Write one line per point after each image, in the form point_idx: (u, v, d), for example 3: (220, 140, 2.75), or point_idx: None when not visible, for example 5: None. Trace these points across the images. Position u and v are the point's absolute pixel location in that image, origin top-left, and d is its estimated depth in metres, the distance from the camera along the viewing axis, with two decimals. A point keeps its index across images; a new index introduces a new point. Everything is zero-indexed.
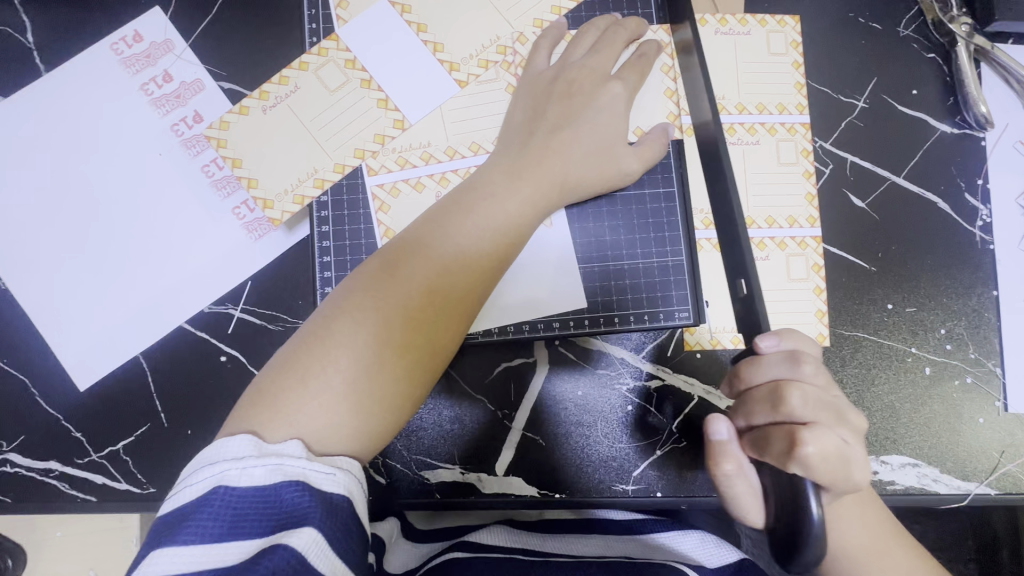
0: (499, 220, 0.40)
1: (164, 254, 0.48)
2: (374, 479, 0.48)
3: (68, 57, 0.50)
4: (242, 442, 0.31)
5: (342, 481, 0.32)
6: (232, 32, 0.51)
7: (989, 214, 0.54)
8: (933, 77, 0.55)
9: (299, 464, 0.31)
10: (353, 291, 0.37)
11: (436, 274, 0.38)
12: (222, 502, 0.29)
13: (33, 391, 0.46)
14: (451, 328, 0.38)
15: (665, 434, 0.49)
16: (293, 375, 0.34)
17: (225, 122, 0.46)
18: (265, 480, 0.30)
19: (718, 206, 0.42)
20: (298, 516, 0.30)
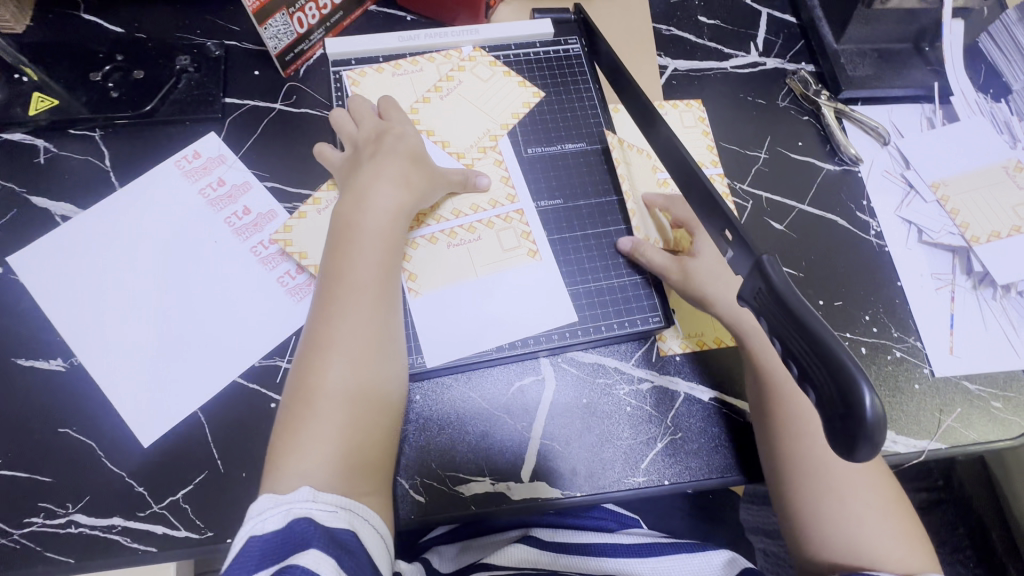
0: (374, 247, 0.50)
1: (217, 321, 0.56)
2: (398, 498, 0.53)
3: (138, 174, 0.62)
4: (262, 502, 0.40)
5: (343, 517, 0.41)
6: (274, 145, 0.65)
7: (878, 226, 0.69)
8: (812, 133, 0.73)
9: (305, 505, 0.40)
10: (298, 364, 0.46)
11: (344, 310, 0.47)
12: (251, 546, 0.38)
13: (100, 452, 0.51)
14: (379, 342, 0.47)
15: (661, 428, 0.57)
16: (292, 445, 0.43)
17: (289, 226, 0.60)
18: (279, 525, 0.39)
19: (676, 170, 0.49)
20: (308, 539, 0.38)
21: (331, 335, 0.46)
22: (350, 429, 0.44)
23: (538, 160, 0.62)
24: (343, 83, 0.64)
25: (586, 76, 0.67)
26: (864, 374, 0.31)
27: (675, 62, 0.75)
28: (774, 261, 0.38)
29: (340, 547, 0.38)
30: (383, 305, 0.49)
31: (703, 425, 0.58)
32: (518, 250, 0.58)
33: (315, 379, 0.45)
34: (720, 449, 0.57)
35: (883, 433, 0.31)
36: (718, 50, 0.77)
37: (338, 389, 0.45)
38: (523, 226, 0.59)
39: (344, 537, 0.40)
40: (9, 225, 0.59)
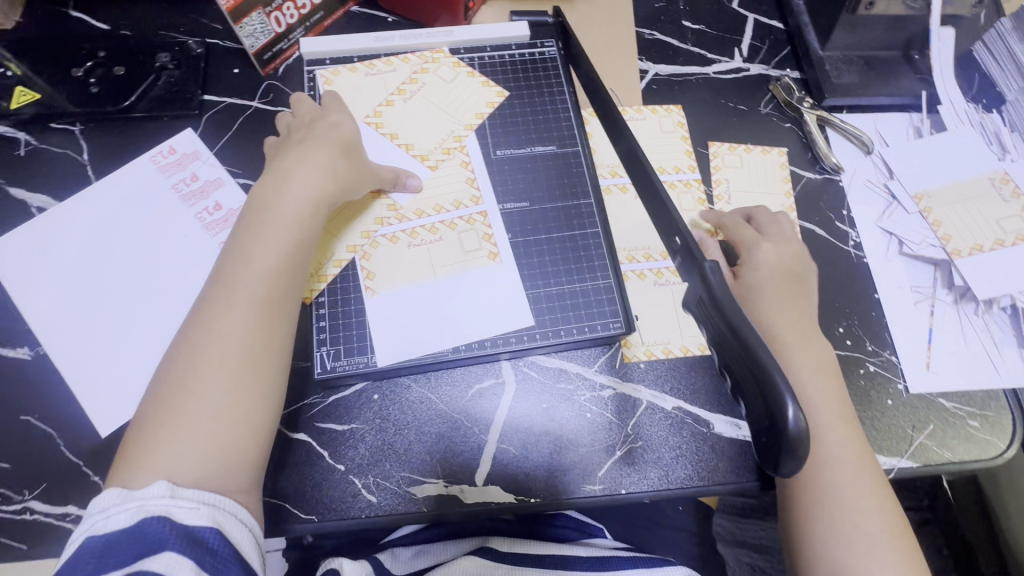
0: (280, 243, 0.49)
1: (180, 314, 0.57)
2: (298, 497, 0.52)
3: (115, 168, 0.64)
4: (109, 496, 0.40)
5: (205, 514, 0.40)
6: (248, 143, 0.65)
7: (857, 236, 0.67)
8: (794, 140, 0.72)
9: (160, 502, 0.39)
10: (180, 347, 0.45)
11: (236, 304, 0.46)
12: (95, 545, 0.37)
13: (59, 440, 0.52)
14: (267, 340, 0.46)
15: (621, 436, 0.56)
16: (159, 432, 0.42)
17: None
18: (129, 523, 0.38)
19: (634, 173, 0.49)
20: (159, 541, 0.37)
21: (216, 328, 0.45)
22: (221, 426, 0.43)
23: (507, 162, 0.62)
24: (316, 82, 0.64)
25: (561, 79, 0.67)
26: (791, 386, 0.30)
27: (656, 66, 0.75)
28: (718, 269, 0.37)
29: (196, 547, 0.38)
30: (280, 304, 0.48)
31: (663, 435, 0.57)
32: (479, 251, 0.58)
33: (191, 371, 0.44)
34: (680, 459, 0.56)
35: (806, 448, 0.30)
36: (702, 55, 0.76)
37: (216, 385, 0.44)
38: (486, 227, 0.59)
39: (204, 535, 0.39)
40: None
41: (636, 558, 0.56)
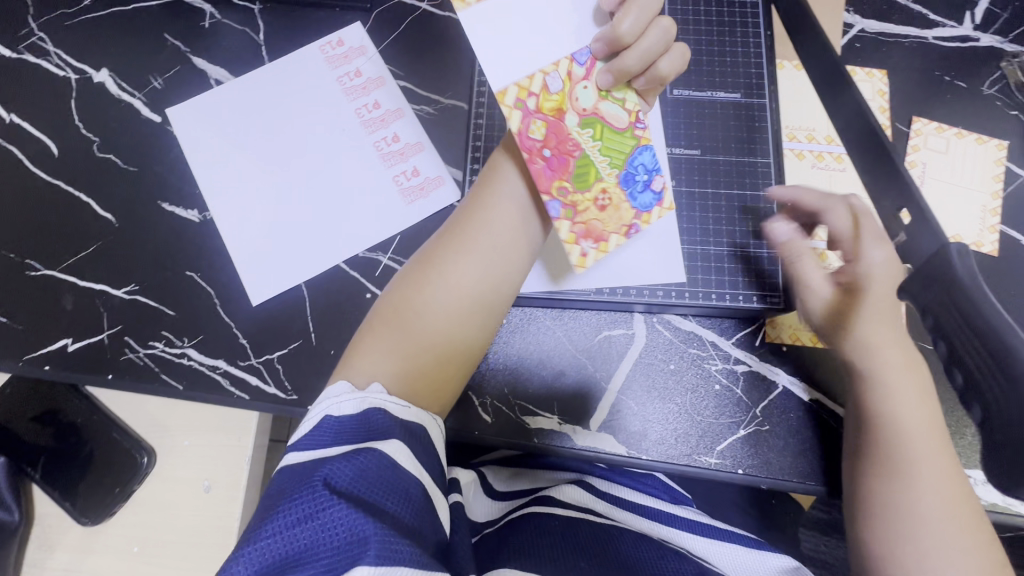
0: (507, 220, 0.48)
1: (334, 205, 0.59)
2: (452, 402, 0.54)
3: (286, 52, 0.65)
4: (342, 386, 0.41)
5: (414, 413, 0.42)
6: (413, 46, 0.64)
7: None
8: (1017, 131, 0.61)
9: (382, 398, 0.41)
10: (420, 265, 0.49)
11: (468, 254, 0.48)
12: (327, 425, 0.39)
13: (216, 300, 0.56)
14: (476, 305, 0.47)
15: (748, 416, 0.53)
16: (388, 326, 0.46)
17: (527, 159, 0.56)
18: (355, 410, 0.40)
19: (852, 134, 0.42)
20: (385, 431, 0.39)
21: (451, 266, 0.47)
22: (424, 353, 0.46)
23: (681, 104, 0.57)
24: None
25: (757, 22, 0.59)
26: None
27: (864, 22, 0.65)
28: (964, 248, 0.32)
29: (413, 439, 0.40)
30: (497, 275, 0.48)
31: (793, 424, 0.53)
32: None
33: (414, 309, 0.47)
34: (806, 451, 0.52)
35: None
36: (922, 15, 0.65)
37: (433, 310, 0.47)
38: None
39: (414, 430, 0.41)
40: (172, 80, 0.64)
41: (734, 534, 0.55)
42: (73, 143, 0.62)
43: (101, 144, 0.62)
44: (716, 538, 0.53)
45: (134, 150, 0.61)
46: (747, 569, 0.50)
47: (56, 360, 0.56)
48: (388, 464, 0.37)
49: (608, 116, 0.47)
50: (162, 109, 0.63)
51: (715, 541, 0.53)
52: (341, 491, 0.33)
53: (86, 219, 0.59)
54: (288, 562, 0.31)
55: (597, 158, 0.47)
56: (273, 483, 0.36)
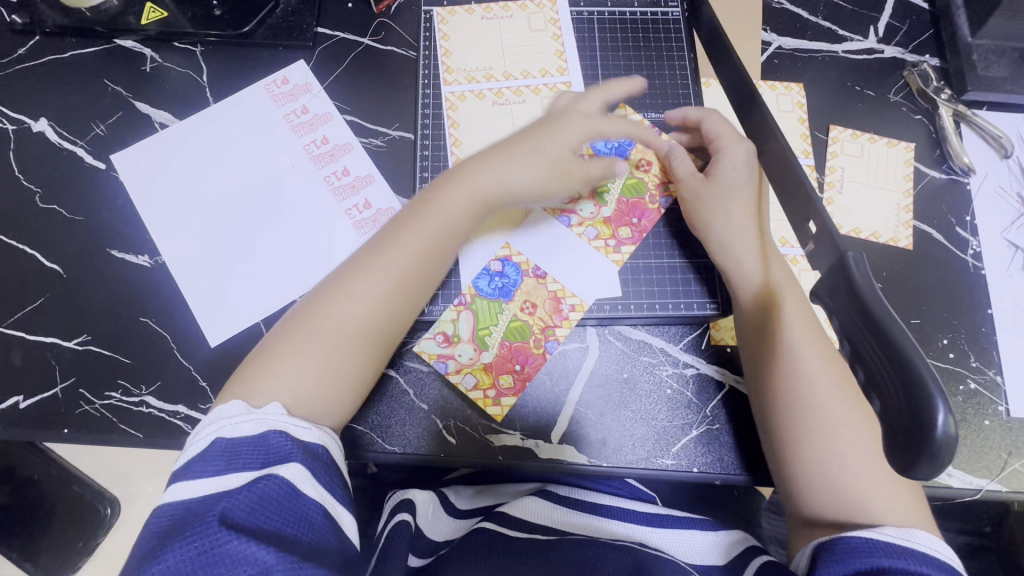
0: (420, 246, 0.52)
1: (289, 242, 0.60)
2: (463, 390, 0.56)
3: (231, 93, 0.65)
4: (234, 408, 0.43)
5: (317, 434, 0.44)
6: (358, 80, 0.66)
7: (978, 245, 0.63)
8: (922, 134, 0.67)
9: (280, 420, 0.43)
10: (331, 286, 0.51)
11: (379, 274, 0.51)
12: (220, 449, 0.40)
13: (173, 344, 0.56)
14: (405, 300, 0.52)
15: (699, 416, 0.56)
16: (283, 350, 0.48)
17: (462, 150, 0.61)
18: (253, 431, 0.41)
19: (767, 151, 0.46)
20: (285, 454, 0.40)
21: (361, 288, 0.50)
22: (321, 372, 0.48)
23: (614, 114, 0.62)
24: (432, 22, 0.65)
25: (682, 48, 0.65)
26: (943, 390, 0.29)
27: (781, 39, 0.70)
28: (859, 259, 0.36)
29: (316, 459, 0.42)
30: (426, 281, 0.53)
31: (741, 420, 0.56)
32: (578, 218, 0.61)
33: (303, 326, 0.49)
34: (756, 445, 0.55)
35: (950, 455, 0.29)
36: (832, 31, 0.70)
37: (328, 329, 0.49)
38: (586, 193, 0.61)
39: (317, 449, 0.43)
40: (115, 126, 0.64)
41: (690, 519, 0.58)
42: (14, 195, 0.61)
43: (44, 194, 0.61)
44: (679, 532, 0.56)
45: (78, 199, 0.61)
46: (701, 553, 0.54)
47: (7, 419, 0.55)
48: (290, 487, 0.38)
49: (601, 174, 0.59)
50: (106, 156, 0.63)
51: (677, 536, 0.56)
52: (235, 523, 0.34)
53: (32, 272, 0.58)
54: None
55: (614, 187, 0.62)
56: (168, 514, 0.36)
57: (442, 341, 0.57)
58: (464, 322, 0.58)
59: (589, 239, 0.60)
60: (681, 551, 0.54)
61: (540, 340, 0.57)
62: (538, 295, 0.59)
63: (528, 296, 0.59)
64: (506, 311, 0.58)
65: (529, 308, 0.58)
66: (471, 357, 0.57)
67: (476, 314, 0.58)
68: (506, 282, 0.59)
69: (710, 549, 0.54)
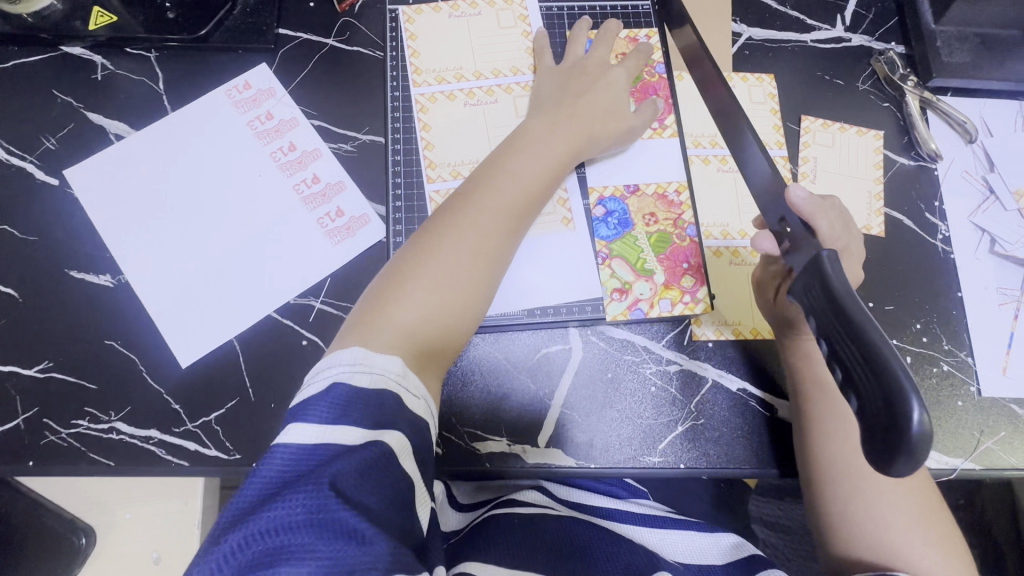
0: (517, 186, 0.52)
1: (260, 253, 0.58)
2: (666, 314, 0.58)
3: (191, 100, 0.62)
4: (353, 355, 0.43)
5: (424, 408, 0.44)
6: (324, 82, 0.63)
7: (947, 229, 0.64)
8: (890, 121, 0.68)
9: (398, 382, 0.43)
10: (426, 231, 0.50)
11: (481, 208, 0.51)
12: (344, 396, 0.40)
13: (142, 367, 0.54)
14: (497, 242, 0.50)
15: (684, 411, 0.56)
16: (382, 305, 0.47)
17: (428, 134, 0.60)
18: (372, 387, 0.42)
19: None
20: (390, 422, 0.41)
21: (463, 222, 0.50)
22: (430, 308, 0.47)
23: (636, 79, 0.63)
24: (398, 21, 0.63)
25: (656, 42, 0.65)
26: (918, 388, 0.29)
27: (750, 30, 0.70)
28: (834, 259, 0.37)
29: (416, 435, 0.43)
30: (525, 220, 0.53)
31: (725, 414, 0.57)
32: (553, 216, 0.59)
33: (410, 271, 0.48)
34: (739, 438, 0.56)
35: (925, 451, 0.29)
36: (800, 20, 0.70)
37: (440, 263, 0.48)
38: (563, 192, 0.60)
39: (421, 425, 0.44)
40: (66, 140, 0.60)
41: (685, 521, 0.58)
42: None
43: None
44: (668, 532, 0.56)
45: (31, 219, 0.58)
46: (698, 553, 0.54)
47: None
48: (391, 461, 0.40)
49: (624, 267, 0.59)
50: (58, 172, 0.59)
51: (666, 534, 0.56)
52: (345, 491, 0.36)
53: None
54: (281, 552, 0.33)
55: (640, 238, 0.60)
56: (285, 457, 0.37)
57: (620, 296, 0.58)
58: (620, 268, 0.59)
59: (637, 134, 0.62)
60: (672, 550, 0.54)
61: (680, 234, 0.60)
62: (648, 204, 0.61)
63: (642, 210, 0.61)
64: (639, 235, 0.60)
65: (651, 219, 0.60)
66: (650, 289, 0.58)
67: (623, 257, 0.59)
68: (620, 215, 0.60)
69: (701, 546, 0.55)
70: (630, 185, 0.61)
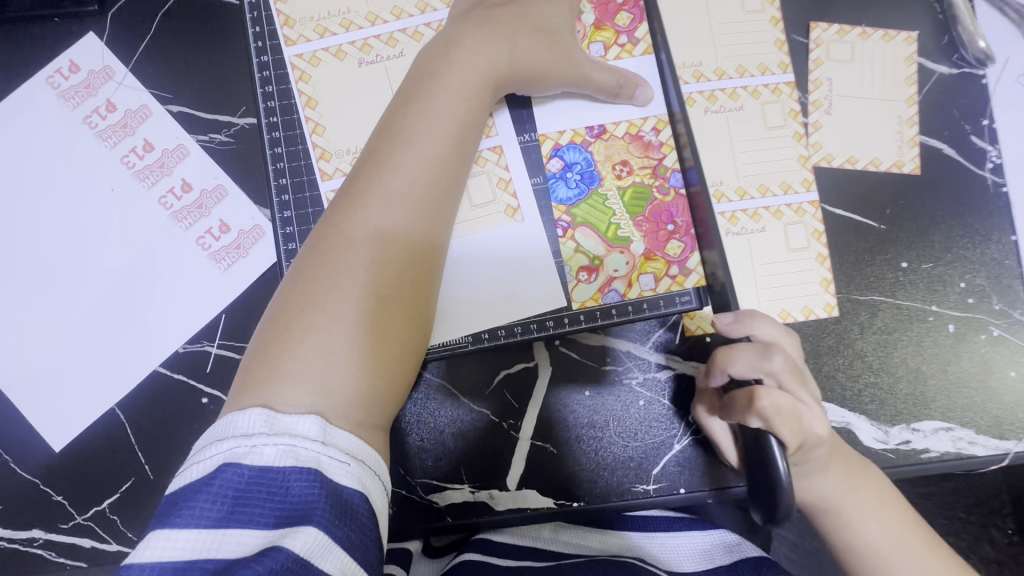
0: (429, 149, 0.38)
1: (129, 293, 0.45)
2: (648, 293, 0.46)
3: (1, 97, 0.47)
4: (252, 419, 0.30)
5: (355, 473, 0.30)
6: (175, 51, 0.47)
7: (999, 155, 0.50)
8: (925, 16, 0.52)
9: (313, 448, 0.30)
10: (318, 249, 0.36)
11: (384, 193, 0.37)
12: (229, 482, 0.28)
13: (5, 455, 0.43)
14: (422, 234, 0.38)
15: (682, 426, 0.46)
16: (270, 371, 0.33)
17: (313, 100, 0.45)
18: (276, 464, 0.29)
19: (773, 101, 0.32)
20: (305, 511, 0.28)
21: (367, 221, 0.36)
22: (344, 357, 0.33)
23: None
24: None
25: None
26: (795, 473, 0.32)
27: None
28: None
29: (346, 517, 0.29)
30: (448, 194, 0.39)
31: None
32: (495, 205, 0.46)
33: (303, 315, 0.34)
34: None
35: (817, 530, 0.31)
36: None
37: (335, 294, 0.34)
38: (502, 170, 0.46)
39: (351, 504, 0.29)
40: None
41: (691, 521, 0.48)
42: None
43: None
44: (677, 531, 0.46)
45: None
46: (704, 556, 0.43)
47: None
48: (301, 565, 0.27)
49: (589, 238, 0.46)
50: None
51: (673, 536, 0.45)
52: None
53: None
54: None
55: (612, 198, 0.47)
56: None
57: (588, 276, 0.46)
58: (587, 240, 0.46)
59: (597, 56, 0.47)
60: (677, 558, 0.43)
61: (662, 186, 0.47)
62: (618, 149, 0.47)
63: (611, 158, 0.47)
64: (609, 192, 0.47)
65: (622, 169, 0.47)
66: (626, 263, 0.46)
67: (590, 224, 0.46)
68: (582, 168, 0.47)
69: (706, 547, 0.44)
70: (593, 127, 0.47)
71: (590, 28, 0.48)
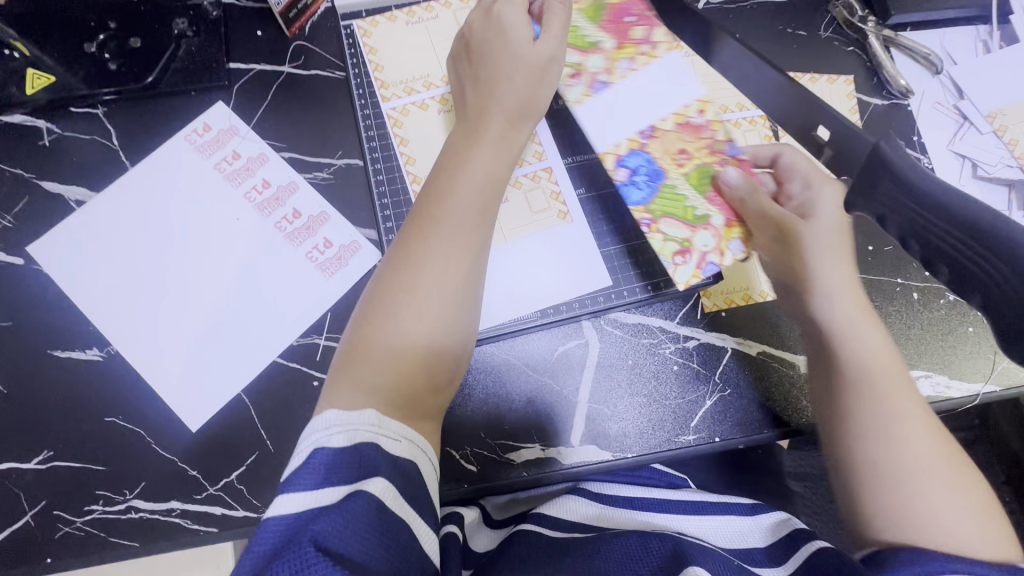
0: (463, 205, 0.46)
1: (252, 298, 0.55)
2: (738, 257, 0.53)
3: (149, 152, 0.59)
4: (327, 417, 0.39)
5: (406, 446, 0.39)
6: (289, 112, 0.60)
7: (929, 162, 0.65)
8: (857, 64, 0.68)
9: (373, 430, 0.38)
10: (379, 287, 0.44)
11: (429, 242, 0.44)
12: (317, 460, 0.36)
13: (148, 438, 0.51)
14: (460, 272, 0.44)
15: (711, 385, 0.56)
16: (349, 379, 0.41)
17: (404, 140, 0.59)
18: (348, 444, 0.37)
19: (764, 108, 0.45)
20: (372, 469, 0.37)
21: (417, 267, 0.44)
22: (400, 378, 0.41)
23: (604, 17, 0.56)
24: (355, 36, 0.61)
25: None
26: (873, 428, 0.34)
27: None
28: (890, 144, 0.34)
29: (402, 474, 0.38)
30: (480, 236, 0.46)
31: (749, 379, 0.56)
32: (548, 212, 0.58)
33: (372, 344, 0.42)
34: (772, 400, 0.56)
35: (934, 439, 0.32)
36: None
37: (395, 329, 0.42)
38: (552, 184, 0.59)
39: (407, 467, 0.38)
40: (23, 215, 0.57)
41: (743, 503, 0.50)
42: None
43: None
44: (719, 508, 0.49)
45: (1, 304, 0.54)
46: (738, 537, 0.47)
47: None
48: (378, 506, 0.35)
49: (673, 223, 0.53)
50: (21, 248, 0.56)
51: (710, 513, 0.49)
52: (330, 552, 0.31)
53: None
54: None
55: (678, 185, 0.54)
56: (272, 534, 0.33)
57: (683, 258, 0.52)
58: (672, 228, 0.53)
59: (628, 71, 0.55)
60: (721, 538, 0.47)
61: (721, 160, 0.53)
62: (672, 141, 0.54)
63: (669, 151, 0.54)
64: (676, 181, 0.53)
65: (682, 158, 0.54)
66: (712, 237, 0.53)
67: (669, 214, 0.53)
68: (647, 170, 0.54)
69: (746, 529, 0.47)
70: (644, 131, 0.54)
71: (613, 50, 0.55)
